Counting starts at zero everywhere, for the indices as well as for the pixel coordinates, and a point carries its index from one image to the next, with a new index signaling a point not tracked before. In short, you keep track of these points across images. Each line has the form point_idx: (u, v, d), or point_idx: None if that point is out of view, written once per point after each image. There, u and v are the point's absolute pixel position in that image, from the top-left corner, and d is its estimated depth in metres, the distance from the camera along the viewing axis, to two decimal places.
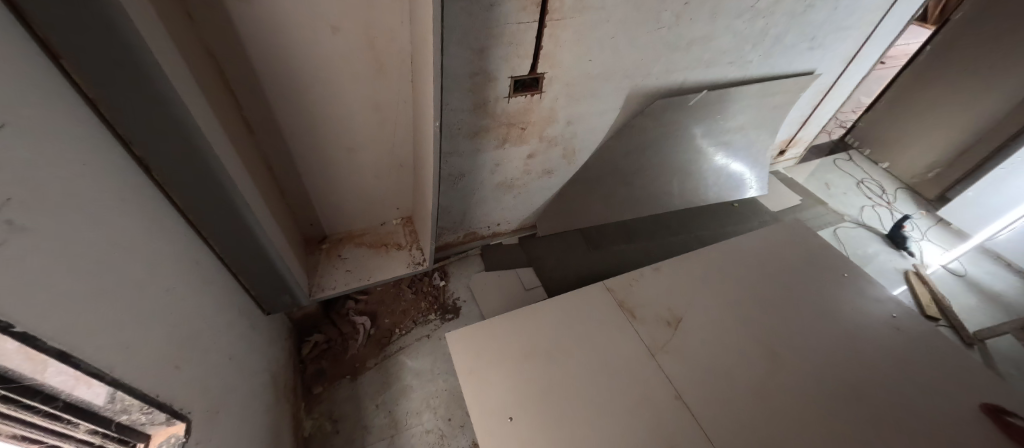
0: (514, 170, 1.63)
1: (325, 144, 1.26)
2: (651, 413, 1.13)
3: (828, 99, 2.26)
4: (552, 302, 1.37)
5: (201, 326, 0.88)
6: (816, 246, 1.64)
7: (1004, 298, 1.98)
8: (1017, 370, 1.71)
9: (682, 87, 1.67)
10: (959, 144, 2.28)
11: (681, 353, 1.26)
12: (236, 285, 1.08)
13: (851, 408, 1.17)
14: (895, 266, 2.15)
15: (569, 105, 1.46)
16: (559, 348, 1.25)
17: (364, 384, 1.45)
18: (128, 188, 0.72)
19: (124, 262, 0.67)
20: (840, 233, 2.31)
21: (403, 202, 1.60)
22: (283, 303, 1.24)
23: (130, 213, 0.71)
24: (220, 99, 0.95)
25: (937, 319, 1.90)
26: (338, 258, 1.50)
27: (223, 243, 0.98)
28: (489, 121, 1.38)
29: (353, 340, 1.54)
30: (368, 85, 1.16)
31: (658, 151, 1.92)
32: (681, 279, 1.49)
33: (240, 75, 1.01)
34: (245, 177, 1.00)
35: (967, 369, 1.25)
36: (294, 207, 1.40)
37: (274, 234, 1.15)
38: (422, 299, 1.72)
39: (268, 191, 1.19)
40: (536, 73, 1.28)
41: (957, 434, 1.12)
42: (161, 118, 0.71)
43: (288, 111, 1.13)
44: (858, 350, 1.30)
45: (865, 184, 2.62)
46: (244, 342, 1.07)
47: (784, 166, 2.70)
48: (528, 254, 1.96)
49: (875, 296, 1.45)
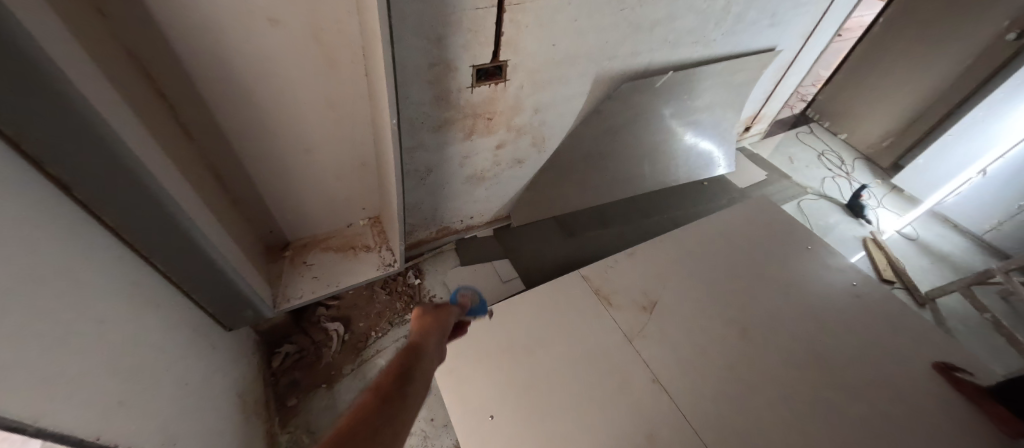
0: (484, 161, 1.59)
1: (278, 145, 1.18)
2: (631, 399, 1.14)
3: (789, 75, 2.30)
4: (529, 295, 1.35)
5: (149, 353, 0.81)
6: (782, 221, 1.68)
7: (952, 258, 2.12)
8: (964, 326, 1.84)
9: (647, 70, 1.66)
10: (910, 114, 2.39)
11: (658, 338, 1.28)
12: (189, 305, 1.01)
13: (817, 377, 1.22)
14: (854, 234, 2.25)
15: (535, 93, 1.42)
16: (538, 342, 1.24)
17: (342, 392, 1.41)
18: (46, 214, 0.64)
19: (47, 299, 0.61)
20: (804, 205, 2.39)
21: (369, 201, 1.53)
22: (245, 317, 1.17)
23: (50, 242, 0.64)
24: (147, 103, 0.86)
25: (893, 282, 2.01)
26: (304, 265, 1.44)
27: (169, 261, 0.90)
28: (453, 113, 1.32)
29: (327, 347, 1.49)
30: (319, 80, 1.08)
31: (627, 134, 1.92)
32: (654, 262, 1.50)
33: (172, 76, 0.91)
34: (186, 188, 0.92)
35: (919, 330, 1.33)
36: (250, 215, 1.31)
37: (227, 246, 1.07)
38: (396, 299, 1.67)
39: (216, 201, 1.10)
40: (499, 61, 1.23)
41: (914, 393, 1.19)
42: (77, 132, 0.63)
43: (231, 111, 1.04)
44: (822, 320, 1.36)
45: (825, 156, 2.71)
46: (203, 364, 1.01)
47: (750, 141, 2.76)
48: (504, 245, 1.93)
49: (836, 266, 1.52)
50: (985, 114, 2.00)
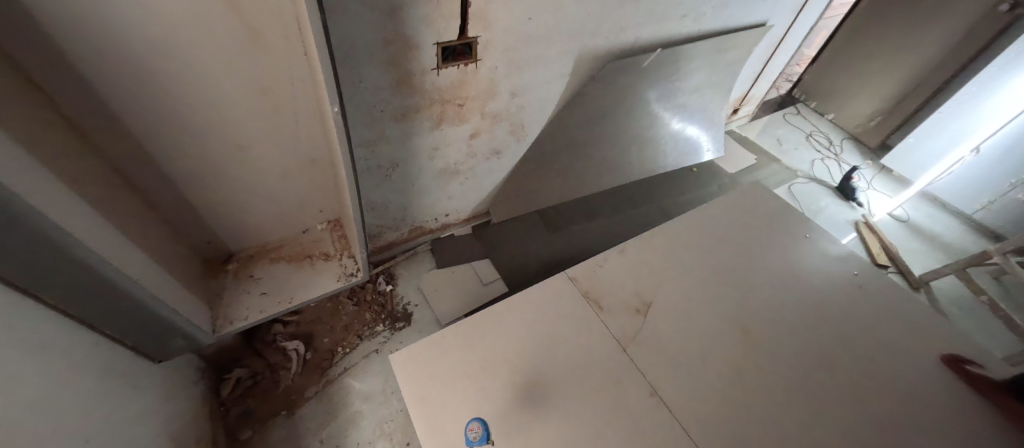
0: (456, 154, 1.42)
1: (204, 142, 0.99)
2: (628, 417, 1.02)
3: (778, 53, 2.19)
4: (510, 303, 1.22)
5: (28, 413, 0.63)
6: (778, 209, 1.58)
7: (943, 239, 2.07)
8: (960, 309, 1.79)
9: (633, 47, 1.52)
10: (900, 92, 2.31)
11: (654, 343, 1.16)
12: (98, 341, 0.83)
13: (826, 379, 1.13)
14: (846, 218, 2.18)
15: (511, 74, 1.25)
16: (521, 356, 1.11)
17: (304, 419, 1.25)
18: None
19: None
20: (795, 190, 2.31)
21: (326, 203, 1.36)
22: (176, 347, 1.00)
23: None
24: (9, 92, 0.66)
25: (887, 267, 1.95)
26: (250, 279, 1.27)
27: (55, 292, 0.71)
28: (417, 99, 1.15)
29: (285, 369, 1.32)
30: (245, 62, 0.89)
31: (612, 120, 1.78)
32: (646, 259, 1.38)
33: (43, 61, 0.71)
34: (75, 198, 0.73)
35: (927, 321, 1.26)
36: (179, 225, 1.12)
37: (146, 266, 0.89)
38: (365, 310, 1.51)
39: (127, 212, 0.91)
40: (467, 37, 1.07)
41: (928, 392, 1.11)
42: None
43: (135, 102, 0.84)
44: (827, 315, 1.27)
45: (813, 137, 2.63)
46: (120, 410, 0.83)
47: (737, 124, 2.66)
48: (483, 244, 1.78)
49: (836, 255, 1.43)
50: (978, 89, 1.93)
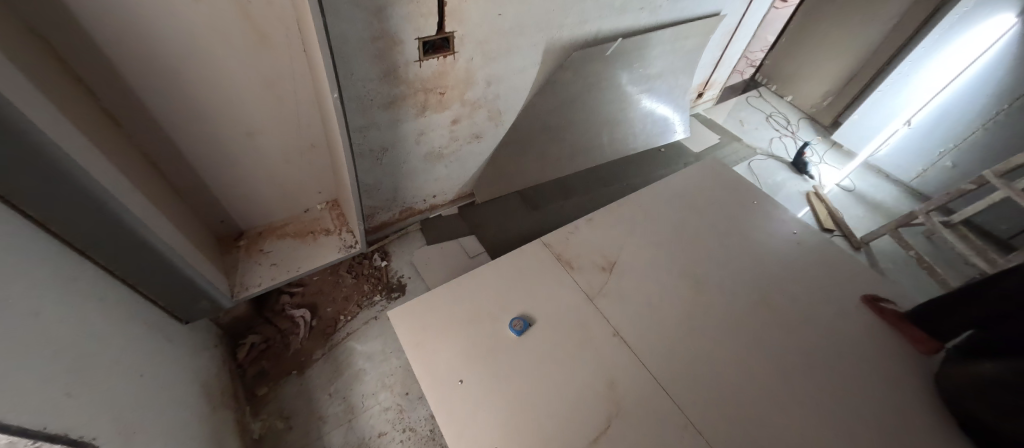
0: (440, 138, 1.58)
1: (219, 130, 1.14)
2: (593, 353, 1.21)
3: (735, 41, 2.39)
4: (492, 265, 1.39)
5: (99, 345, 0.79)
6: (731, 179, 1.78)
7: (884, 205, 2.31)
8: (893, 265, 2.02)
9: (596, 38, 1.69)
10: (847, 74, 2.53)
11: (617, 294, 1.35)
12: (138, 300, 0.98)
13: (763, 319, 1.32)
14: (799, 190, 2.40)
15: (486, 64, 1.41)
16: (502, 308, 1.29)
17: (313, 376, 1.42)
18: None
19: None
20: (754, 166, 2.52)
21: (324, 185, 1.53)
22: (201, 309, 1.15)
23: None
24: (62, 87, 0.81)
25: (833, 231, 2.18)
26: (261, 253, 1.44)
27: (108, 254, 0.87)
28: (403, 89, 1.30)
29: (294, 335, 1.49)
30: (253, 59, 1.04)
31: (583, 105, 1.95)
32: (612, 226, 1.56)
33: (86, 60, 0.85)
34: (119, 177, 0.88)
35: (851, 269, 1.47)
36: (195, 206, 1.27)
37: (173, 236, 1.04)
38: (363, 282, 1.67)
39: (156, 191, 1.06)
40: (445, 32, 1.22)
41: (846, 324, 1.32)
42: None
43: (160, 97, 0.99)
44: (767, 266, 1.47)
45: (773, 118, 2.85)
46: (161, 356, 0.99)
47: (703, 107, 2.86)
48: (468, 222, 1.94)
49: (780, 218, 1.63)
50: (909, 69, 2.17)
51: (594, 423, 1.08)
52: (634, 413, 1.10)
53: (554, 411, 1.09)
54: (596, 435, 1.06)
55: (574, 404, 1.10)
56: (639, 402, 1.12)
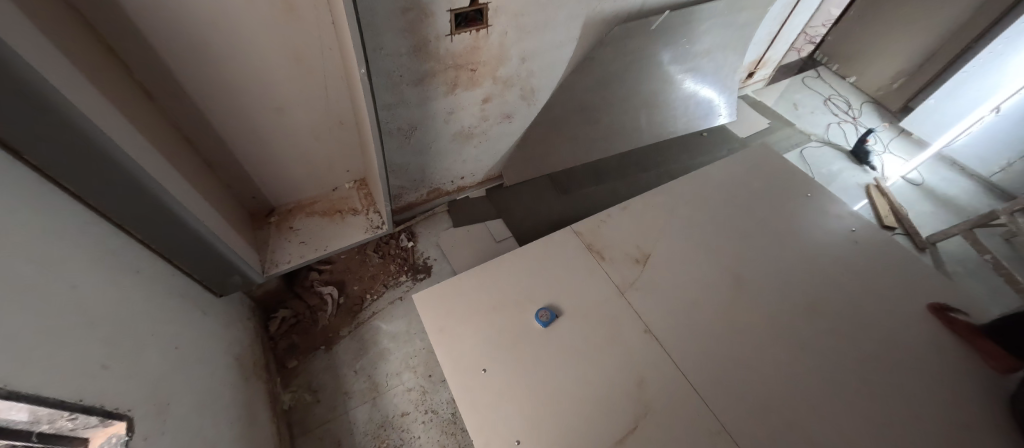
0: (470, 117, 1.51)
1: (249, 105, 1.13)
2: (624, 351, 1.15)
3: (796, 15, 2.16)
4: (519, 253, 1.34)
5: (135, 319, 0.81)
6: (783, 168, 1.63)
7: (956, 202, 2.07)
8: (963, 270, 1.82)
9: (641, 10, 1.55)
10: (927, 53, 2.24)
11: (649, 288, 1.28)
12: (175, 273, 1.01)
13: (811, 323, 1.21)
14: (858, 182, 2.19)
15: (521, 39, 1.31)
16: (527, 298, 1.24)
17: (340, 353, 1.45)
18: (8, 180, 0.61)
19: (25, 267, 0.59)
20: (806, 154, 2.31)
21: (352, 164, 1.53)
22: (234, 283, 1.18)
23: (18, 211, 0.61)
24: (96, 62, 0.80)
25: (894, 229, 1.99)
26: (290, 230, 1.46)
27: (144, 230, 0.88)
28: (433, 65, 1.24)
29: (322, 311, 1.52)
30: (280, 31, 1.00)
31: (621, 85, 1.83)
32: (648, 215, 1.47)
33: (118, 32, 0.84)
34: (153, 153, 0.89)
35: (919, 273, 1.31)
36: (227, 180, 1.29)
37: (204, 210, 1.05)
38: (389, 262, 1.68)
39: (189, 167, 1.07)
40: (478, 4, 1.13)
41: (912, 335, 1.19)
42: (20, 97, 0.58)
43: (192, 70, 0.98)
44: (821, 267, 1.34)
45: (832, 101, 2.59)
46: (194, 328, 1.01)
47: (752, 89, 2.63)
48: (496, 206, 1.90)
49: (836, 213, 1.48)
50: (1003, 47, 1.88)
51: (620, 422, 1.03)
52: (663, 415, 1.05)
53: (578, 406, 1.05)
54: (621, 435, 1.02)
55: (600, 402, 1.06)
56: (670, 404, 1.06)
